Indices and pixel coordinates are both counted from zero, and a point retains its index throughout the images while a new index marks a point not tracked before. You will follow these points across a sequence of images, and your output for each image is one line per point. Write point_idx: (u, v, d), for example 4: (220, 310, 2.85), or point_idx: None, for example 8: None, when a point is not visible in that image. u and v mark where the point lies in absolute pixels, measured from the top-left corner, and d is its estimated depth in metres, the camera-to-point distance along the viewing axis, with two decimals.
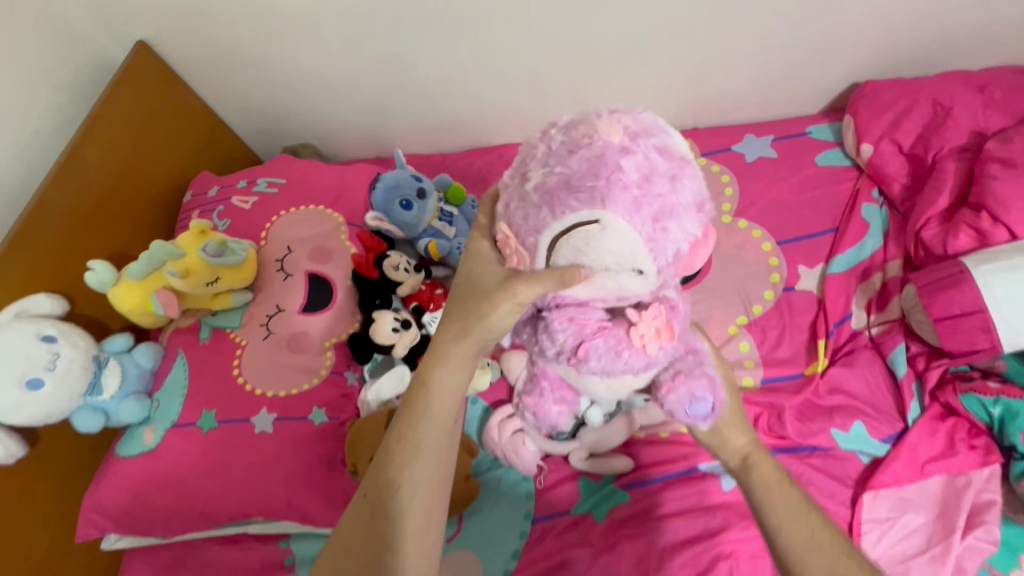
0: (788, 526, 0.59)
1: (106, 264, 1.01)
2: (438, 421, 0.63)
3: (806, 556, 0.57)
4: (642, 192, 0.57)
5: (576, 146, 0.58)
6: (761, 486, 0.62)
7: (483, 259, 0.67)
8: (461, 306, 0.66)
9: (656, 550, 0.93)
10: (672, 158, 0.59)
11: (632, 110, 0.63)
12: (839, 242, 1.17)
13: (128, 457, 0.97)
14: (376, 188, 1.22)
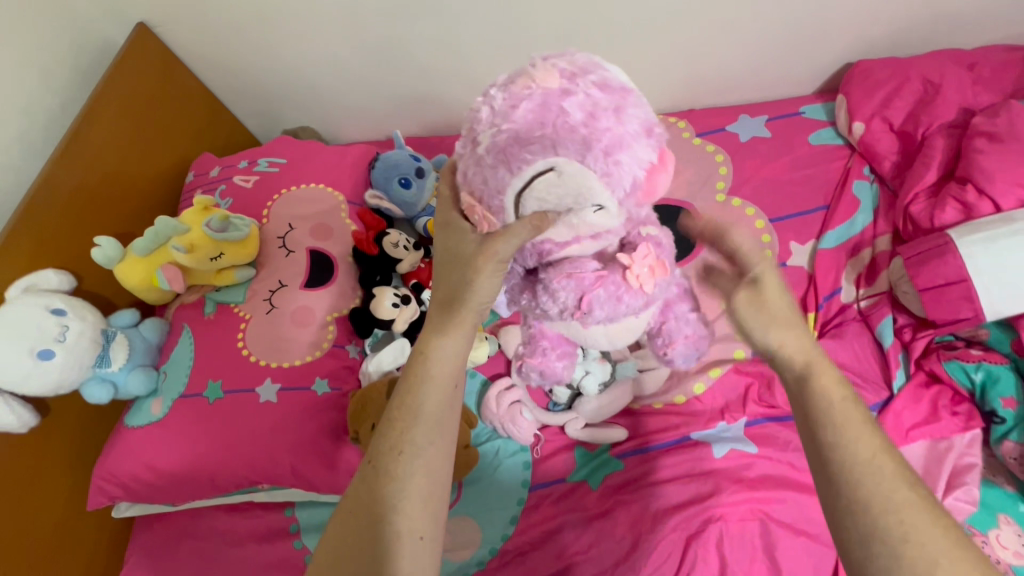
0: (848, 443, 0.55)
1: (111, 240, 1.02)
2: (438, 384, 0.65)
3: (861, 474, 0.53)
4: (590, 129, 0.59)
5: (518, 99, 0.59)
6: (824, 398, 0.58)
7: (453, 229, 0.68)
8: (445, 279, 0.68)
9: (649, 514, 0.96)
10: (614, 91, 0.61)
11: (565, 52, 0.64)
12: (830, 219, 1.19)
13: (138, 427, 1.00)
14: (375, 168, 1.25)
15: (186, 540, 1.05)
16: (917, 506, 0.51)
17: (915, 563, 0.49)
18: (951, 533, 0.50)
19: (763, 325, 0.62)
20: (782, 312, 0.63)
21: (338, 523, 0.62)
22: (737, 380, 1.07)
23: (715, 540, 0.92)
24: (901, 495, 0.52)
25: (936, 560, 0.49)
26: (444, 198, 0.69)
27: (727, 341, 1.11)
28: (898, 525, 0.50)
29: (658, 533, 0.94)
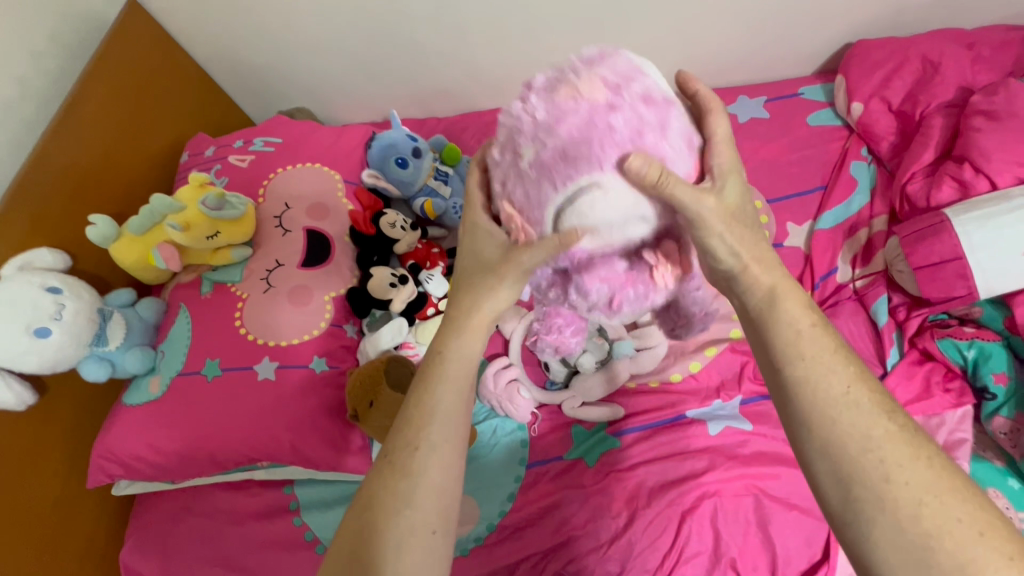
0: (817, 374, 0.51)
1: (106, 218, 1.02)
2: (454, 382, 0.61)
3: (834, 406, 0.50)
4: (637, 146, 0.58)
5: (562, 112, 0.58)
6: (791, 323, 0.54)
7: (480, 234, 0.67)
8: (469, 280, 0.66)
9: (645, 490, 0.98)
10: (657, 102, 0.60)
11: (608, 54, 0.63)
12: (827, 200, 1.19)
13: (136, 405, 1.00)
14: (371, 148, 1.25)
15: (185, 517, 1.05)
16: (898, 439, 0.47)
17: (897, 500, 0.45)
18: (938, 469, 0.46)
19: (721, 240, 0.57)
20: (744, 224, 0.59)
21: (350, 520, 0.57)
22: (733, 359, 1.07)
23: (710, 514, 0.94)
24: (879, 428, 0.48)
25: (919, 496, 0.45)
26: (470, 202, 0.68)
27: (724, 321, 1.10)
28: (878, 461, 0.47)
29: (653, 508, 0.95)
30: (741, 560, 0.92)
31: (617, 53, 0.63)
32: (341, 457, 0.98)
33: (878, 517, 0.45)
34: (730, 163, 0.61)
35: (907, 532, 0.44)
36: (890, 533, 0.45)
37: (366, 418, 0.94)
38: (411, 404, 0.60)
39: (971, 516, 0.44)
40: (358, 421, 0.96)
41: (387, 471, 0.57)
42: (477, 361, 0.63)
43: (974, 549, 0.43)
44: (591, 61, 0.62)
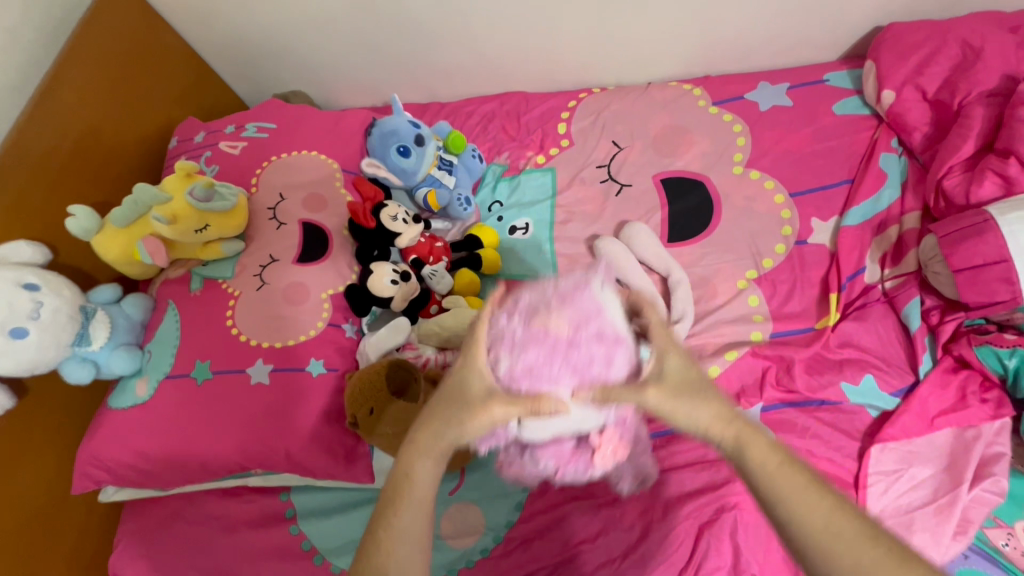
0: (805, 523, 0.49)
1: (87, 210, 0.95)
2: (419, 508, 0.56)
3: (828, 553, 0.48)
4: (596, 386, 0.54)
5: (533, 337, 0.55)
6: (764, 475, 0.51)
7: (473, 368, 0.56)
8: (435, 408, 0.57)
9: (659, 502, 0.93)
10: (622, 343, 0.56)
11: (583, 285, 0.59)
12: (855, 194, 1.12)
13: (122, 409, 0.95)
14: (371, 135, 1.17)
15: (176, 524, 1.01)
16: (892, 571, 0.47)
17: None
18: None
19: (684, 406, 0.53)
20: (694, 385, 0.54)
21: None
22: (754, 364, 1.00)
23: (729, 530, 0.89)
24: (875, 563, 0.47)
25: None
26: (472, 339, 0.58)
27: (741, 323, 1.06)
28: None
29: (668, 523, 0.90)
30: None
31: (590, 280, 0.60)
32: (340, 466, 0.93)
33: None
34: (667, 339, 0.57)
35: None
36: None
37: (365, 426, 0.88)
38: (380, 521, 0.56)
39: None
40: (357, 429, 0.90)
41: None
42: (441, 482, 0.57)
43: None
44: (566, 290, 0.59)
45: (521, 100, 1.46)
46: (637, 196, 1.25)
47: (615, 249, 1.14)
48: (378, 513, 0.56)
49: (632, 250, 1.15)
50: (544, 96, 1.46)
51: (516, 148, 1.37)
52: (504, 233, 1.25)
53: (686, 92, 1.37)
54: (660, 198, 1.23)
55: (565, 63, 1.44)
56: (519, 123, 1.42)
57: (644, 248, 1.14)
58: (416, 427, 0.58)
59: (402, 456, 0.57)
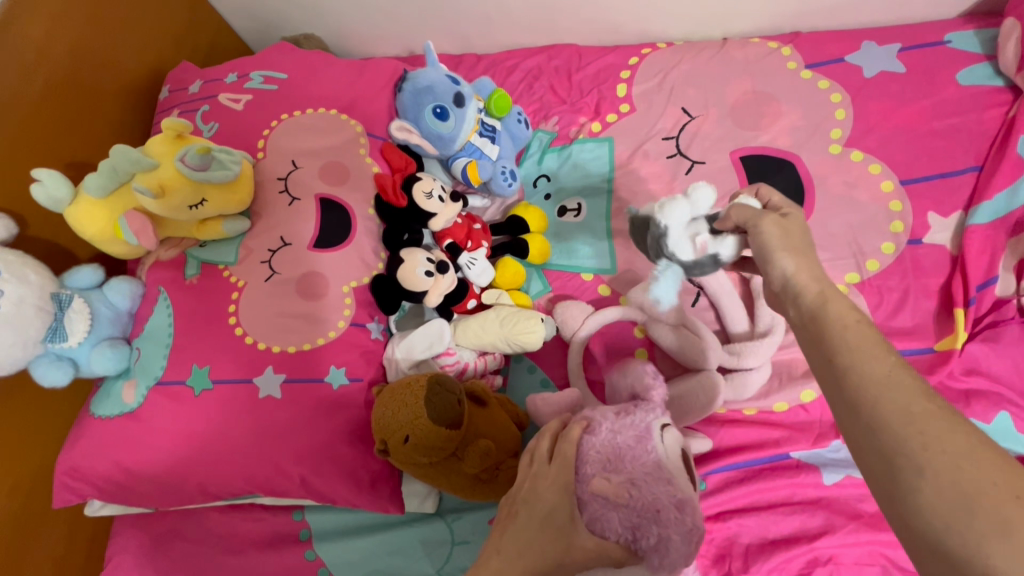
0: (867, 369, 0.44)
1: (56, 174, 0.77)
2: None
3: (895, 406, 0.41)
4: (654, 552, 0.55)
5: (598, 491, 0.57)
6: (835, 332, 0.47)
7: (553, 495, 0.57)
8: (523, 534, 0.54)
9: (740, 549, 0.80)
10: (687, 505, 0.58)
11: (644, 439, 0.61)
12: (987, 184, 0.93)
13: (106, 417, 0.79)
14: (401, 91, 0.98)
15: (173, 543, 0.88)
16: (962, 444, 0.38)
17: (975, 519, 0.35)
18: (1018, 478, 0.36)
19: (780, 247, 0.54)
20: (794, 240, 0.55)
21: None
22: None
23: None
24: (950, 437, 0.38)
25: (999, 511, 0.34)
26: (561, 463, 0.58)
27: None
28: (946, 464, 0.37)
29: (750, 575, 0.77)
30: None
31: (650, 439, 0.61)
32: (366, 495, 0.79)
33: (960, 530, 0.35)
34: (799, 223, 0.57)
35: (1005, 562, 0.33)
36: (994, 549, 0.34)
37: (400, 454, 0.74)
38: None
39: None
40: (387, 456, 0.75)
41: None
42: None
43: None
44: (627, 447, 0.60)
45: (572, 53, 1.25)
46: (711, 176, 1.05)
47: None
48: None
49: None
50: (599, 50, 1.24)
51: (566, 113, 1.17)
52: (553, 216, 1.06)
53: (773, 51, 1.15)
54: (740, 179, 1.03)
55: (627, 10, 1.20)
56: (569, 82, 1.21)
57: None
58: (493, 549, 0.55)
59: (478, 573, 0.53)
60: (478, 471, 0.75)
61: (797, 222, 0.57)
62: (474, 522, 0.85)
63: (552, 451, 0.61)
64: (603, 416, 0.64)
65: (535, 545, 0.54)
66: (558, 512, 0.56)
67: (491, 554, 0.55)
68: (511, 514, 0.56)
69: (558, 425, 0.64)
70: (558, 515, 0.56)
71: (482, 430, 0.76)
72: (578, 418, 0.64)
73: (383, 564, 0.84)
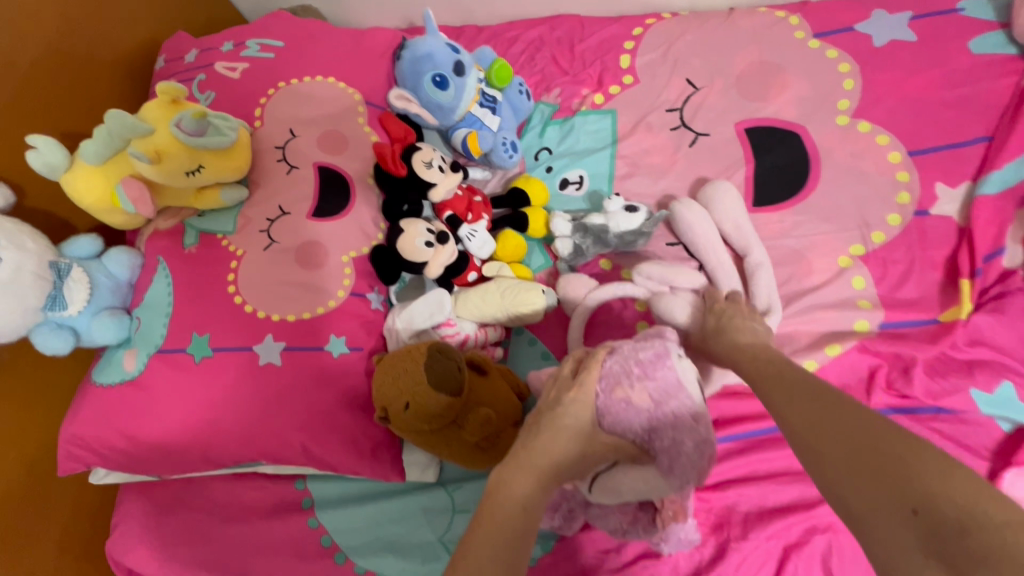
0: (778, 380, 0.57)
1: (50, 141, 0.75)
2: (503, 515, 0.50)
3: (809, 406, 0.52)
4: (666, 453, 0.61)
5: (620, 399, 0.60)
6: (749, 363, 0.63)
7: (578, 403, 0.60)
8: (550, 433, 0.58)
9: (739, 517, 0.80)
10: (700, 417, 0.62)
11: (664, 357, 0.63)
12: (996, 154, 0.91)
13: (108, 386, 0.80)
14: (401, 60, 0.96)
15: (178, 512, 0.89)
16: (836, 419, 0.48)
17: (868, 474, 0.43)
18: (881, 436, 0.44)
19: (719, 336, 0.71)
20: (722, 323, 0.72)
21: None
22: (859, 361, 0.84)
23: (821, 554, 0.77)
24: (840, 421, 0.48)
25: (896, 461, 0.42)
26: (587, 376, 0.62)
27: (844, 309, 0.87)
28: (820, 440, 0.48)
29: (749, 541, 0.78)
30: None
31: (670, 357, 0.63)
32: (367, 462, 0.79)
33: (852, 492, 0.43)
34: (738, 316, 0.72)
35: (889, 509, 0.40)
36: (872, 495, 0.41)
37: (400, 421, 0.74)
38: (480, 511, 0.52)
39: (946, 470, 0.40)
40: (387, 424, 0.76)
41: None
42: (540, 485, 0.54)
43: (950, 488, 0.38)
44: (648, 362, 0.63)
45: (575, 24, 1.22)
46: (715, 148, 1.03)
47: (695, 217, 0.92)
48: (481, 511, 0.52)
49: (712, 215, 0.93)
50: (603, 21, 1.22)
51: (568, 84, 1.15)
52: (555, 188, 1.05)
53: (780, 20, 1.12)
54: (745, 150, 1.01)
55: None
56: (572, 54, 1.18)
57: (726, 215, 0.92)
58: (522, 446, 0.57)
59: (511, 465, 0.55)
60: (479, 438, 0.75)
61: (713, 334, 0.72)
62: (475, 491, 0.87)
63: (577, 369, 0.64)
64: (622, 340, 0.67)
65: (562, 442, 0.58)
66: (583, 419, 0.60)
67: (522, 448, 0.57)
68: (537, 417, 0.60)
69: (581, 352, 0.66)
70: (583, 421, 0.60)
71: (482, 399, 0.77)
72: (600, 343, 0.67)
73: (386, 532, 0.86)
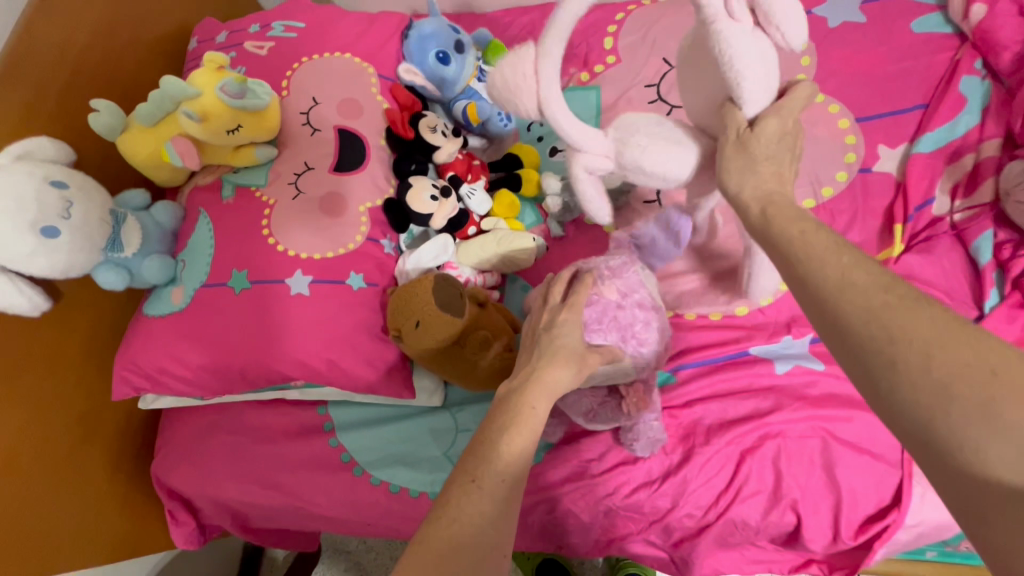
0: (832, 281, 0.47)
1: (110, 105, 0.88)
2: (521, 428, 0.62)
3: (871, 319, 0.44)
4: (634, 340, 0.82)
5: (599, 300, 0.79)
6: (796, 240, 0.52)
7: (569, 326, 0.73)
8: (547, 359, 0.70)
9: (703, 429, 0.93)
10: (656, 307, 0.86)
11: (627, 264, 0.85)
12: (930, 118, 1.04)
13: (159, 317, 0.93)
14: (407, 40, 1.10)
15: (215, 434, 1.01)
16: (936, 329, 0.42)
17: (968, 410, 0.39)
18: (989, 359, 0.40)
19: (751, 161, 0.57)
20: (770, 146, 0.57)
21: (437, 532, 0.54)
22: None
23: (772, 456, 0.89)
24: (924, 331, 0.42)
25: (990, 396, 0.39)
26: (577, 300, 0.75)
27: None
28: (918, 352, 0.42)
29: (710, 446, 0.91)
30: (802, 501, 0.88)
31: (630, 267, 0.85)
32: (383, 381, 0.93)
33: (947, 427, 0.40)
34: (788, 141, 0.58)
35: (997, 450, 0.38)
36: (977, 439, 0.39)
37: (411, 339, 0.87)
38: (490, 428, 0.63)
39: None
40: (399, 343, 0.90)
41: (458, 522, 0.54)
42: (548, 404, 0.66)
43: None
44: (614, 269, 0.84)
45: None
46: None
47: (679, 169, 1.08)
48: (489, 427, 0.63)
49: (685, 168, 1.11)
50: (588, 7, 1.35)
51: None
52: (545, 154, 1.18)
53: None
54: None
55: None
56: None
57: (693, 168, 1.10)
58: (532, 368, 0.70)
59: (520, 389, 0.67)
60: (478, 357, 0.89)
61: (768, 137, 0.57)
62: (476, 412, 1.00)
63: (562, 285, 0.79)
64: (596, 263, 0.85)
65: (558, 364, 0.70)
66: (571, 343, 0.72)
67: (529, 376, 0.69)
68: (541, 342, 0.72)
69: (568, 278, 0.80)
70: (572, 345, 0.72)
71: (481, 323, 0.90)
72: (579, 268, 0.83)
73: (398, 448, 0.99)
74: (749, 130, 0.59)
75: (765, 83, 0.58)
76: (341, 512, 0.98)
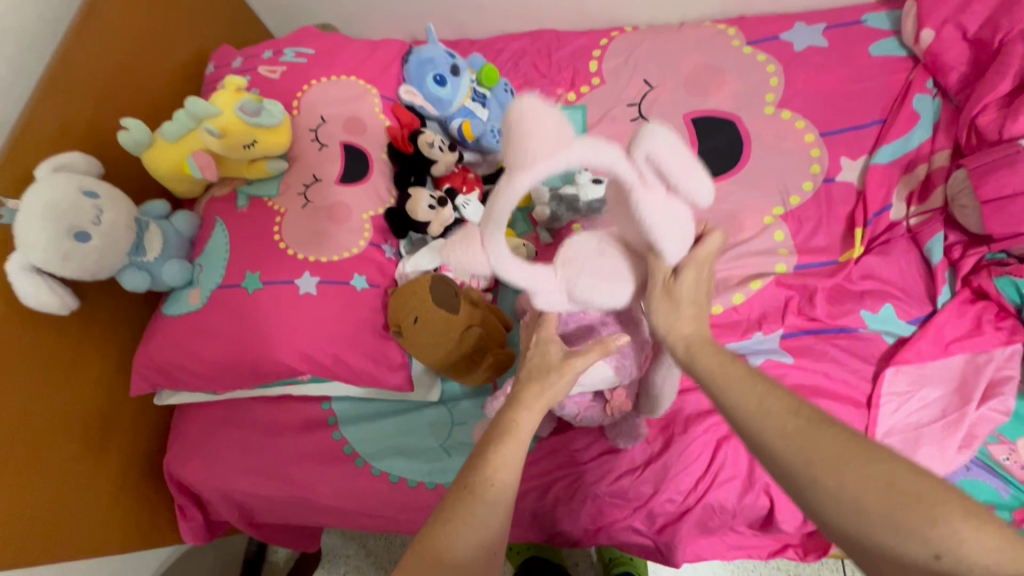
0: (747, 406, 0.58)
1: (140, 123, 0.97)
2: (508, 441, 0.68)
3: (784, 444, 0.54)
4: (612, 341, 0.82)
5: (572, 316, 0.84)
6: (720, 370, 0.61)
7: (551, 343, 0.77)
8: (533, 375, 0.74)
9: (682, 418, 1.00)
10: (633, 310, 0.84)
11: None
12: (886, 133, 1.14)
13: (176, 316, 1.00)
14: (407, 64, 1.20)
15: (225, 428, 1.08)
16: (835, 448, 0.52)
17: (875, 521, 0.48)
18: (890, 473, 0.49)
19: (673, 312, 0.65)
20: (691, 296, 0.64)
21: (438, 531, 0.62)
22: (777, 293, 1.04)
23: None
24: (828, 450, 0.52)
25: (885, 510, 0.48)
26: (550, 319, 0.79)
27: (767, 255, 1.08)
28: (831, 471, 0.51)
29: (689, 434, 0.98)
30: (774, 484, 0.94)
31: None
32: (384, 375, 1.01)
33: (866, 535, 0.49)
34: (702, 288, 0.65)
35: (912, 553, 0.47)
36: (893, 545, 0.47)
37: (409, 335, 0.95)
38: (482, 445, 0.69)
39: (954, 512, 0.46)
40: (399, 339, 0.97)
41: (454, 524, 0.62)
42: (536, 416, 0.71)
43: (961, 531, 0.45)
44: None
45: (553, 37, 1.46)
46: None
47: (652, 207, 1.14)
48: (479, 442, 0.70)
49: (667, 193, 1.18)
50: (575, 34, 1.46)
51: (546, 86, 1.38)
52: None
53: (720, 31, 1.35)
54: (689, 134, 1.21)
55: None
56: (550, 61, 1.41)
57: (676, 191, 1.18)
58: (517, 387, 0.75)
59: (508, 408, 0.73)
60: (470, 352, 0.96)
61: (688, 288, 0.64)
62: (470, 407, 1.06)
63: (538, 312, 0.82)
64: None
65: (545, 381, 0.73)
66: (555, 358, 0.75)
67: (519, 394, 0.73)
68: (524, 364, 0.77)
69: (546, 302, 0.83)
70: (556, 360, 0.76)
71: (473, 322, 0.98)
72: None
73: (397, 441, 1.06)
74: (673, 278, 0.64)
75: (682, 232, 0.61)
76: (342, 502, 1.04)
